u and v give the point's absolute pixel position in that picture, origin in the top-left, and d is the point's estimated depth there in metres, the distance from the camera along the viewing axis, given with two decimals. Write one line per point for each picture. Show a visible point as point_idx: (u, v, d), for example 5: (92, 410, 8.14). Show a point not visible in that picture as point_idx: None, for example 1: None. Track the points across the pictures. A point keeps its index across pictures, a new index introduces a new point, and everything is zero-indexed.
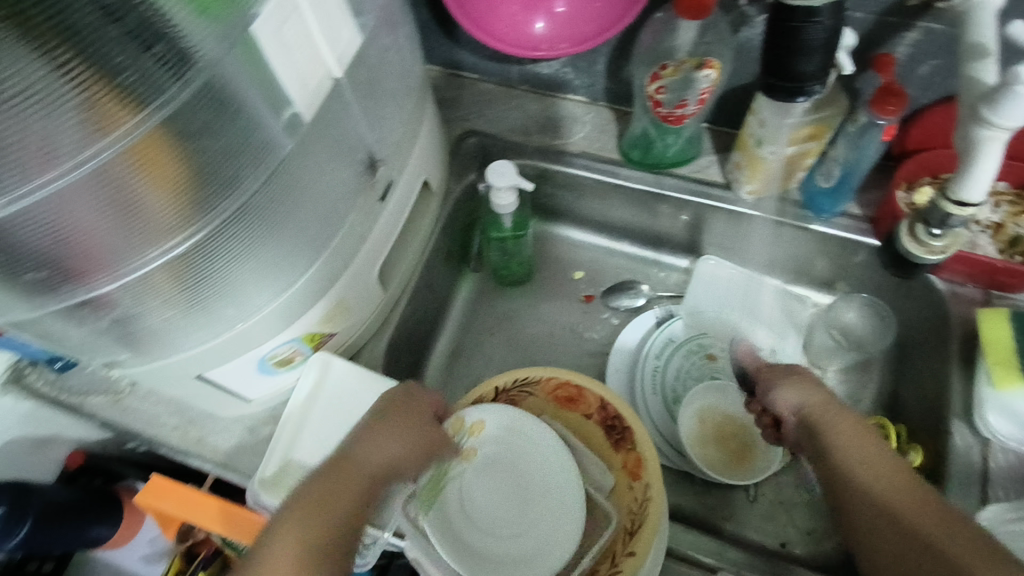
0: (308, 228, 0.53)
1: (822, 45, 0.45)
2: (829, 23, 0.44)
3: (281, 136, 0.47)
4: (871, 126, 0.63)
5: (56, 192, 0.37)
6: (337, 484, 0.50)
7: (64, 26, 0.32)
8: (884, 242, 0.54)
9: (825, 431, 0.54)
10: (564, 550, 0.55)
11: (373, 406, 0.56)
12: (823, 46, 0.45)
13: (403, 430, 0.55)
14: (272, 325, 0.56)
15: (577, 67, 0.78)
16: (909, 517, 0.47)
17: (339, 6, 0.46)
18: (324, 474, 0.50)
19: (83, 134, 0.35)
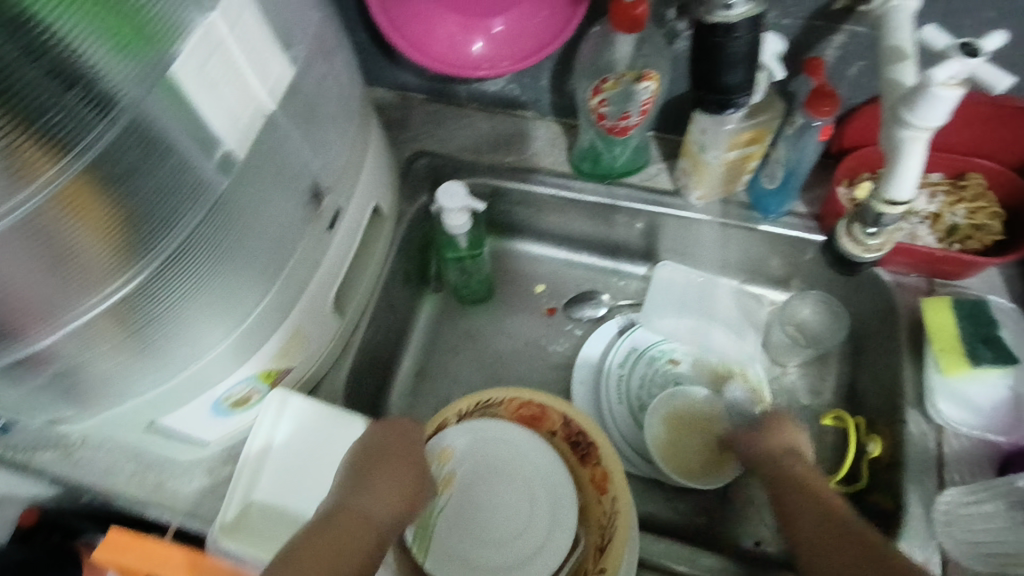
0: (256, 265, 0.52)
1: (745, 57, 0.45)
2: (750, 37, 0.44)
3: (217, 175, 0.45)
4: (809, 127, 0.65)
5: None
6: (342, 534, 0.47)
7: None
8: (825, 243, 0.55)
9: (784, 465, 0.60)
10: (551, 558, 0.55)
11: (360, 451, 0.55)
12: (745, 60, 0.45)
13: (396, 473, 0.53)
14: (224, 366, 0.54)
15: (522, 83, 0.78)
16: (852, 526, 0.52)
17: (266, 40, 0.45)
18: (324, 524, 0.48)
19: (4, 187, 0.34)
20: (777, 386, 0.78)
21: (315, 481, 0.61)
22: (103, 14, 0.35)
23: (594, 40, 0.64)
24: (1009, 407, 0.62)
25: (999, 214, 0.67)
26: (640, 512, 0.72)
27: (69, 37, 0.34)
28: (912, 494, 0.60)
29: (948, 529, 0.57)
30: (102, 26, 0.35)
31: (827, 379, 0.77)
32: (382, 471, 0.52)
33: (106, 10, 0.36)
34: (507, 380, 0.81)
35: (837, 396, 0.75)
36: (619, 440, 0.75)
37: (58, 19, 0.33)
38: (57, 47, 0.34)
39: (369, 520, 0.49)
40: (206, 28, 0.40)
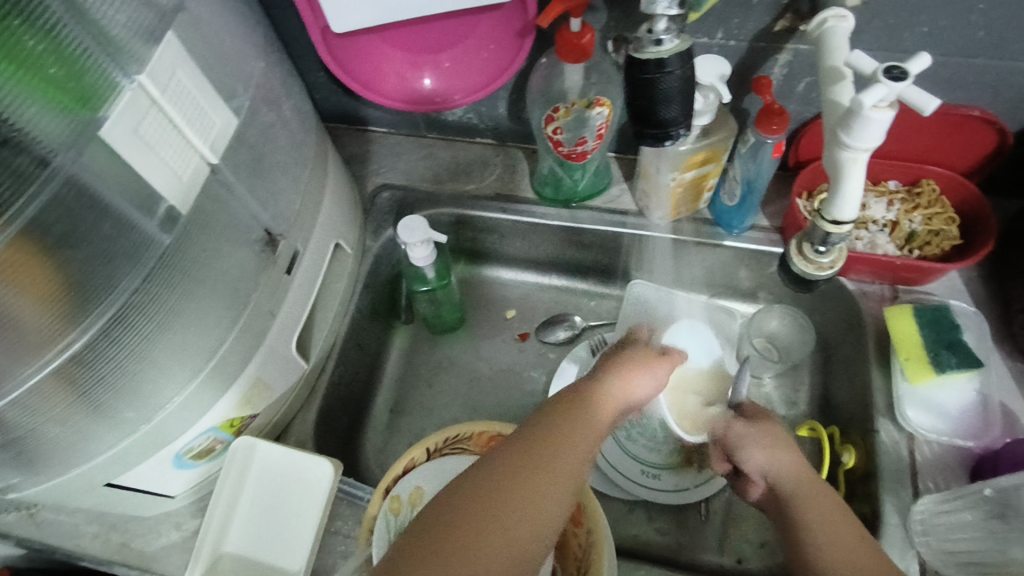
0: (208, 315, 0.50)
1: (679, 92, 0.45)
2: (682, 71, 0.44)
3: (160, 232, 0.44)
4: (760, 145, 0.65)
5: None
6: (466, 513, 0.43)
7: None
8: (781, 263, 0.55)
9: (791, 495, 0.54)
10: None
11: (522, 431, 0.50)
12: (679, 93, 0.45)
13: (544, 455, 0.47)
14: (184, 418, 0.53)
15: (479, 112, 0.78)
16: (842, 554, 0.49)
17: (203, 93, 0.45)
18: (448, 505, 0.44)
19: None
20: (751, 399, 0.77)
21: (286, 528, 0.59)
22: (26, 81, 0.35)
23: (543, 71, 0.64)
24: (977, 410, 0.62)
25: (954, 218, 0.68)
26: (624, 537, 0.71)
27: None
28: (887, 504, 0.60)
29: (925, 539, 0.57)
30: (26, 92, 0.35)
31: (801, 390, 0.77)
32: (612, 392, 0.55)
33: (30, 77, 0.35)
34: (483, 409, 0.80)
35: (811, 407, 0.76)
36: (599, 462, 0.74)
37: None
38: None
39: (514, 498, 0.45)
40: (137, 88, 0.39)
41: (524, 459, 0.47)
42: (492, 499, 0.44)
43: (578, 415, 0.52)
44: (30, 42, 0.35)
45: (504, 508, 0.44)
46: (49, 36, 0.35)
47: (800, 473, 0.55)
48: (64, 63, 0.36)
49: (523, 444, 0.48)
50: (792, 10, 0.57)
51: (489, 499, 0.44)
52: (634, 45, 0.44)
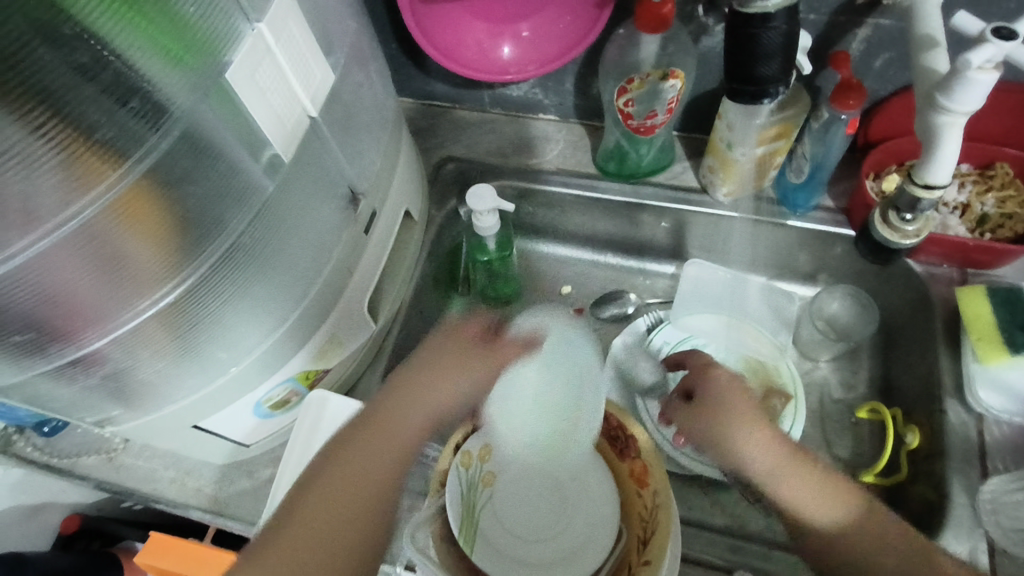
0: (299, 263, 0.53)
1: (781, 48, 0.42)
2: (786, 27, 0.41)
3: (264, 177, 0.46)
4: (834, 121, 0.65)
5: (39, 254, 0.36)
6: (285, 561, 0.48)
7: (39, 88, 0.32)
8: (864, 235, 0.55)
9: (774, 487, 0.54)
10: (605, 536, 0.57)
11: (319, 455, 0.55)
12: (781, 49, 0.41)
13: (347, 485, 0.52)
14: (266, 365, 0.55)
15: (546, 86, 0.79)
16: (872, 557, 0.50)
17: (310, 47, 0.47)
18: (264, 542, 0.49)
19: (65, 193, 0.35)
20: (807, 380, 0.78)
21: None
22: (158, 27, 0.36)
23: (620, 41, 0.64)
24: None
25: None
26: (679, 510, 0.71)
27: (126, 51, 0.35)
28: (954, 484, 0.59)
29: (994, 518, 0.57)
30: (155, 39, 0.36)
31: (859, 372, 0.77)
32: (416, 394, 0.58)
33: (162, 24, 0.36)
34: None
35: (871, 389, 0.75)
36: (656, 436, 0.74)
37: (116, 36, 0.35)
38: (111, 65, 0.35)
39: (328, 528, 0.50)
40: (257, 34, 0.41)
41: (329, 493, 0.51)
42: (332, 480, 0.52)
43: (369, 419, 0.56)
44: None
45: (310, 563, 0.48)
46: None
47: (780, 463, 0.55)
48: (191, 12, 0.38)
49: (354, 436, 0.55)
50: None
51: (291, 553, 0.48)
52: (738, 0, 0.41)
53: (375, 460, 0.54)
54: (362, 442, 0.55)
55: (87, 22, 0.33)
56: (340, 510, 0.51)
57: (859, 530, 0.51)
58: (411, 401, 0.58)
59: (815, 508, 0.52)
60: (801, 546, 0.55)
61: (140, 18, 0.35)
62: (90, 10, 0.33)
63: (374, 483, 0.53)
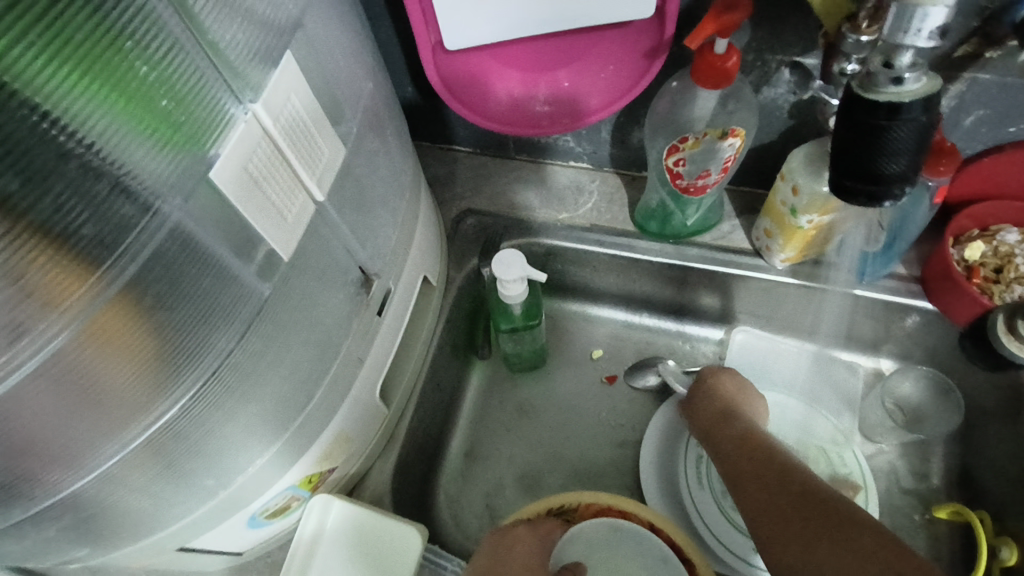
0: (300, 367, 0.45)
1: (914, 145, 0.32)
2: (924, 121, 0.31)
3: (260, 281, 0.38)
4: (919, 188, 0.56)
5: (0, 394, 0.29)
6: None
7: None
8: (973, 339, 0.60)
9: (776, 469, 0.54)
10: None
11: None
12: (915, 146, 0.32)
13: None
14: (262, 480, 0.48)
15: (579, 134, 0.71)
16: (839, 508, 0.48)
17: (315, 121, 0.39)
18: None
19: (17, 329, 0.27)
20: (872, 468, 0.69)
21: None
22: (138, 113, 0.29)
23: (671, 95, 0.56)
24: None
25: None
26: None
27: (99, 136, 0.27)
28: None
29: None
30: (127, 130, 0.28)
31: (932, 461, 0.68)
32: None
33: (140, 109, 0.29)
34: (568, 462, 0.73)
35: (947, 482, 0.66)
36: (703, 532, 0.66)
37: (89, 117, 0.27)
38: (82, 154, 0.27)
39: None
40: (250, 118, 0.33)
41: None
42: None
43: None
44: (142, 67, 0.28)
45: None
46: (165, 61, 0.29)
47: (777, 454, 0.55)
48: (175, 94, 0.30)
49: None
50: (984, 32, 0.47)
51: None
52: (858, 81, 0.32)
53: None
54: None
55: (46, 109, 0.25)
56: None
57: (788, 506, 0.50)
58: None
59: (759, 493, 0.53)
60: (770, 534, 0.49)
61: (110, 104, 0.27)
62: (47, 94, 0.25)
63: None
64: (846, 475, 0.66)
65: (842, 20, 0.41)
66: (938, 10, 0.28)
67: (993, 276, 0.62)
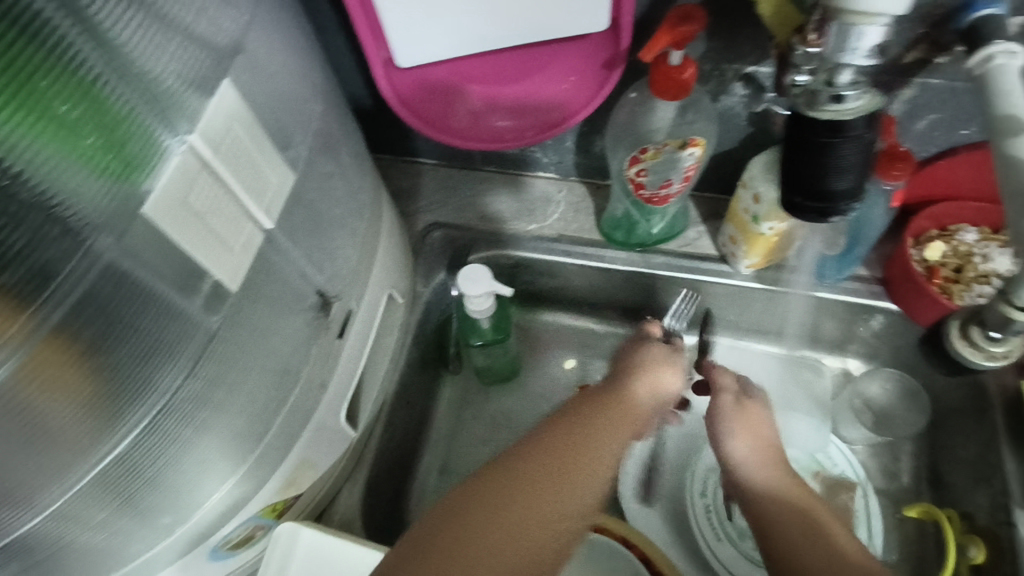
0: (258, 397, 0.44)
1: (862, 162, 0.33)
2: (870, 137, 0.32)
3: (205, 314, 0.37)
4: (877, 192, 0.57)
5: None
6: (474, 513, 0.46)
7: None
8: (927, 345, 0.50)
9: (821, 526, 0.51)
10: None
11: (500, 463, 0.50)
12: (862, 164, 0.33)
13: (528, 486, 0.48)
14: (222, 514, 0.46)
15: (543, 145, 0.71)
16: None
17: (259, 149, 0.37)
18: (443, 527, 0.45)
19: None
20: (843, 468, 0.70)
21: None
22: (60, 150, 0.27)
23: (630, 106, 0.56)
24: None
25: None
26: None
27: (26, 168, 0.26)
28: None
29: None
30: (58, 160, 0.27)
31: (902, 458, 0.69)
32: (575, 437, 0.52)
33: (63, 147, 0.28)
34: None
35: (917, 479, 0.67)
36: (699, 541, 0.67)
37: (14, 148, 0.26)
38: (14, 187, 0.26)
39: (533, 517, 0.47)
40: (187, 151, 0.32)
41: (499, 488, 0.47)
42: (483, 538, 0.45)
43: (523, 467, 0.49)
44: (64, 102, 0.27)
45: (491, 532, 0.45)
46: (89, 95, 0.28)
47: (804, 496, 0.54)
48: (102, 128, 0.29)
49: (504, 467, 0.49)
50: (930, 39, 0.47)
51: (471, 509, 0.46)
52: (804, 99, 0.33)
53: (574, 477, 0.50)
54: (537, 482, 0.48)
55: None
56: (507, 549, 0.45)
57: (795, 522, 0.52)
58: (625, 410, 0.57)
59: (778, 519, 0.52)
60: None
61: (30, 142, 0.26)
62: None
63: (540, 486, 0.48)
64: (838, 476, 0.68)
65: (793, 31, 0.42)
66: (876, 28, 0.28)
67: (953, 276, 0.63)
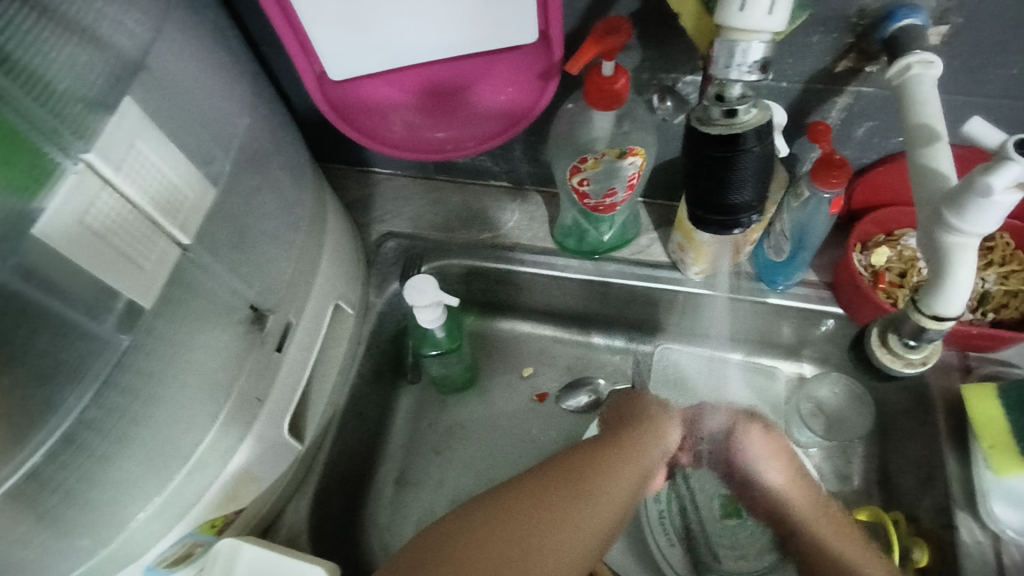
0: (185, 415, 0.43)
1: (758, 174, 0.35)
2: (762, 148, 0.34)
3: (116, 334, 0.37)
4: (816, 199, 0.57)
5: None
6: (485, 533, 0.48)
7: None
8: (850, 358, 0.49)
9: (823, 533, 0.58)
10: None
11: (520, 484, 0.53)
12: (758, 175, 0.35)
13: (535, 509, 0.50)
14: (152, 534, 0.46)
15: (493, 154, 0.71)
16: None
17: (171, 163, 0.37)
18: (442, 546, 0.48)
19: None
20: None
21: None
22: None
23: (568, 117, 0.57)
24: None
25: None
26: None
27: None
28: None
29: None
30: None
31: (854, 461, 0.69)
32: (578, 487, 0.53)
33: None
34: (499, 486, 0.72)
35: (867, 482, 0.67)
36: (652, 547, 0.67)
37: None
38: None
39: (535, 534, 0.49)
40: (84, 169, 0.32)
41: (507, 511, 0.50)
42: (473, 545, 0.48)
43: (533, 490, 0.52)
44: None
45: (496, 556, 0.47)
46: None
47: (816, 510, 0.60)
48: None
49: (519, 483, 0.52)
50: (858, 48, 0.49)
51: (485, 530, 0.49)
52: (696, 115, 0.35)
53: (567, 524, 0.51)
54: (548, 503, 0.51)
55: None
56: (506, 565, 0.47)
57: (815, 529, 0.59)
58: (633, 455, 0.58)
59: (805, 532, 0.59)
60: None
61: None
62: None
63: (541, 506, 0.51)
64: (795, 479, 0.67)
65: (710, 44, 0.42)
66: (757, 43, 0.33)
67: (897, 281, 0.63)
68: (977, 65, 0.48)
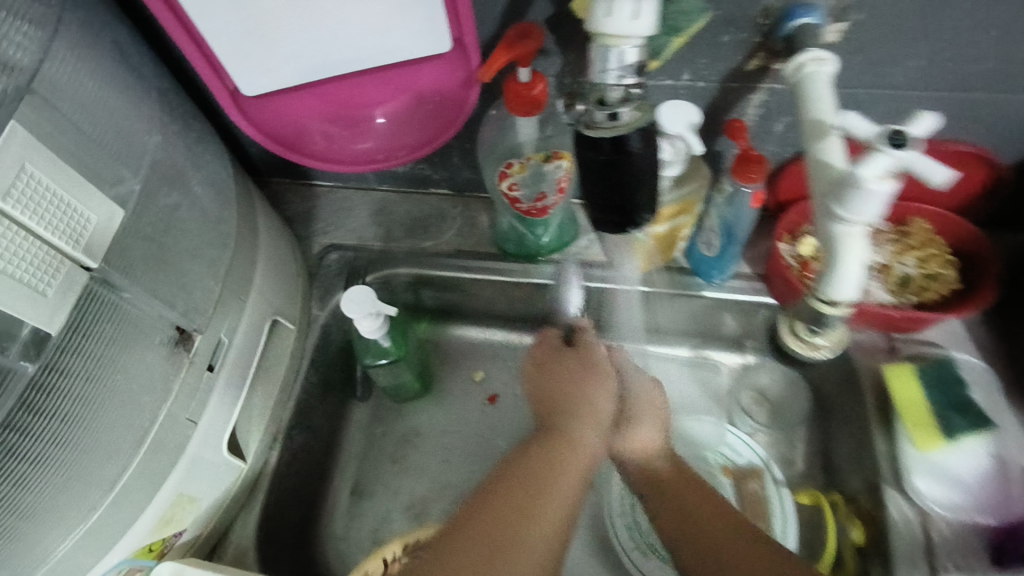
0: (108, 438, 0.43)
1: (646, 172, 0.40)
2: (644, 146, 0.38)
3: (25, 361, 0.36)
4: (737, 194, 0.58)
5: None
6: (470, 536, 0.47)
7: None
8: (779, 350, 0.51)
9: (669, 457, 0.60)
10: None
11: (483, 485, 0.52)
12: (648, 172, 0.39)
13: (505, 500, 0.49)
14: (74, 565, 0.45)
15: (432, 162, 0.71)
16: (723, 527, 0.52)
17: (68, 184, 0.37)
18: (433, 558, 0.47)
19: None
20: None
21: None
22: None
23: (494, 123, 0.58)
24: (992, 476, 0.56)
25: (949, 260, 0.63)
26: None
27: None
28: None
29: None
30: None
31: (797, 446, 0.70)
32: (534, 481, 0.51)
33: None
34: (454, 490, 0.72)
35: (811, 466, 0.69)
36: (614, 542, 0.65)
37: None
38: None
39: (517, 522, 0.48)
40: None
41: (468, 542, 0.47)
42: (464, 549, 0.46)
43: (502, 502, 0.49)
44: None
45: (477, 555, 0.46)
46: None
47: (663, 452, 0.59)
48: None
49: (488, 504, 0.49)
50: (765, 47, 0.50)
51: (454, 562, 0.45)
52: (582, 121, 0.38)
53: (531, 496, 0.49)
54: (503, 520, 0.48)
55: None
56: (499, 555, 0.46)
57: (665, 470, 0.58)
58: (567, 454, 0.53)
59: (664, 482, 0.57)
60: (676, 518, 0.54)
61: None
62: None
63: (515, 512, 0.48)
64: (747, 463, 0.68)
65: None
66: (630, 49, 0.34)
67: None
68: (876, 56, 0.50)
